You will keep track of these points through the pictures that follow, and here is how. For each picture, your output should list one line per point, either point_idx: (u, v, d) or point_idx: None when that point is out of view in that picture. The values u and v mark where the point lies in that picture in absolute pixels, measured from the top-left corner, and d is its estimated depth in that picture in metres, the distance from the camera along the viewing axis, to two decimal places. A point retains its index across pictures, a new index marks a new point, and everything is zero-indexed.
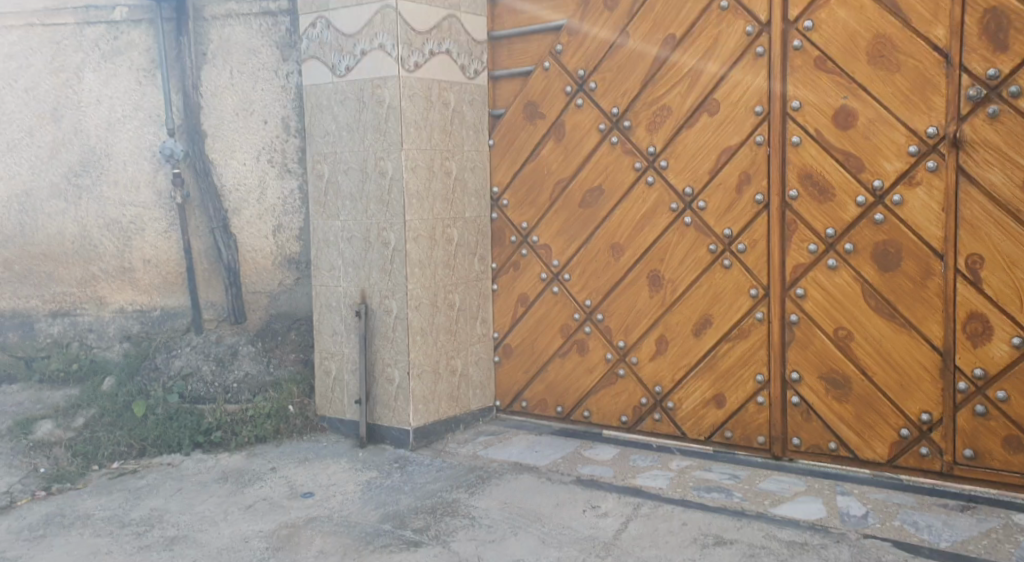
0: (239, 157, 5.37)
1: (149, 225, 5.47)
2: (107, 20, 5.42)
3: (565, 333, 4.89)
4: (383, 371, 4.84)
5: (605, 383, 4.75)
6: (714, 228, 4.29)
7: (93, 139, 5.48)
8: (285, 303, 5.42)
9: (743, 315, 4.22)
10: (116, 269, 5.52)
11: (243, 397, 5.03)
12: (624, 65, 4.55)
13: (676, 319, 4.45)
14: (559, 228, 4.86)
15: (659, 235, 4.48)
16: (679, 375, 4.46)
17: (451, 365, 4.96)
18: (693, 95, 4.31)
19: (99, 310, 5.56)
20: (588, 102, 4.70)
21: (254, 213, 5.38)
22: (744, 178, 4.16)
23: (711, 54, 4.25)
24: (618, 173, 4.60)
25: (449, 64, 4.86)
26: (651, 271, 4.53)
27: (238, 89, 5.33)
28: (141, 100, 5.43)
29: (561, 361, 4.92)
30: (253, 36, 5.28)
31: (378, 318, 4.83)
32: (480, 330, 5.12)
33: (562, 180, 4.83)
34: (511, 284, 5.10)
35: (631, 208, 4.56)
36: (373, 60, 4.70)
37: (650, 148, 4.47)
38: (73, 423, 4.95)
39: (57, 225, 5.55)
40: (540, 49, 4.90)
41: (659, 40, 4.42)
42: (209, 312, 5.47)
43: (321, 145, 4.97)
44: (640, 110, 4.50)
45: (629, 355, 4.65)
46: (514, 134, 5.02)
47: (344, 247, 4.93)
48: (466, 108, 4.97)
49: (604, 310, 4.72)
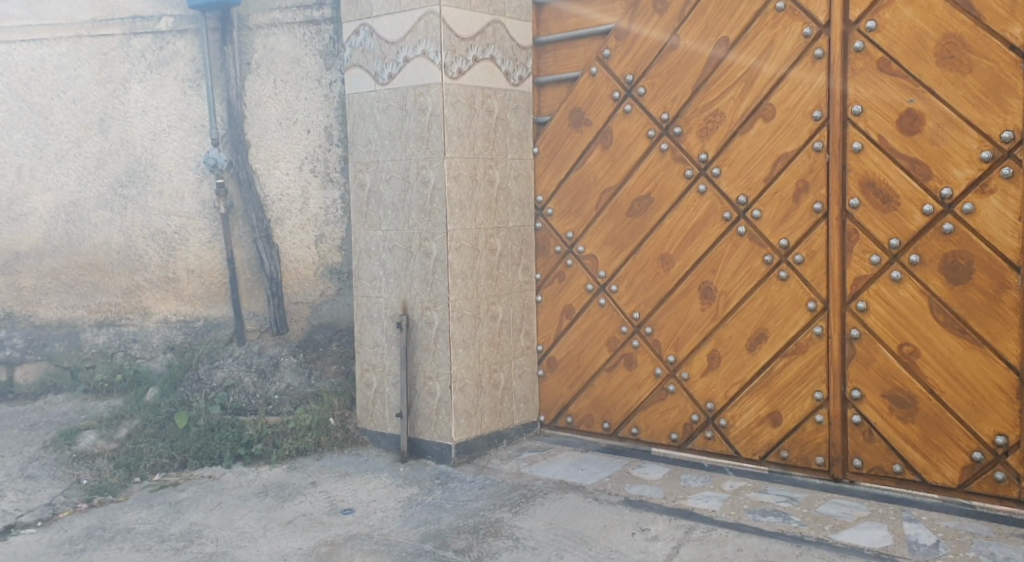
0: (282, 166, 5.32)
1: (193, 235, 5.44)
2: (154, 30, 5.42)
3: (612, 346, 4.74)
4: (424, 384, 4.73)
5: (654, 399, 4.59)
6: (769, 238, 4.11)
7: (138, 149, 5.46)
8: (327, 314, 5.36)
9: (801, 330, 4.03)
10: (161, 279, 5.50)
11: (284, 409, 4.95)
12: (674, 70, 4.40)
13: (729, 333, 4.28)
14: (606, 238, 4.71)
15: (711, 245, 4.32)
16: (732, 391, 4.29)
17: (495, 379, 4.83)
18: (748, 100, 4.15)
19: (144, 320, 5.53)
20: (637, 108, 4.56)
21: (296, 223, 5.33)
22: (802, 185, 3.98)
23: (766, 57, 4.08)
24: (668, 181, 4.45)
25: (493, 70, 4.76)
26: (703, 283, 4.36)
27: (281, 98, 5.29)
28: (186, 110, 5.40)
29: (608, 375, 4.76)
30: (297, 45, 5.24)
31: (420, 330, 4.73)
32: (524, 343, 4.99)
33: (609, 189, 4.68)
34: (556, 296, 4.97)
35: (682, 217, 4.41)
36: (416, 68, 4.61)
37: (702, 154, 4.31)
38: (116, 434, 4.92)
39: (103, 236, 5.54)
40: (587, 54, 4.77)
41: (711, 43, 4.27)
42: (251, 322, 5.42)
43: (363, 154, 4.89)
44: (691, 116, 4.35)
45: (679, 370, 4.48)
46: (560, 142, 4.89)
47: (386, 257, 4.84)
48: (510, 116, 4.86)
49: (653, 323, 4.56)
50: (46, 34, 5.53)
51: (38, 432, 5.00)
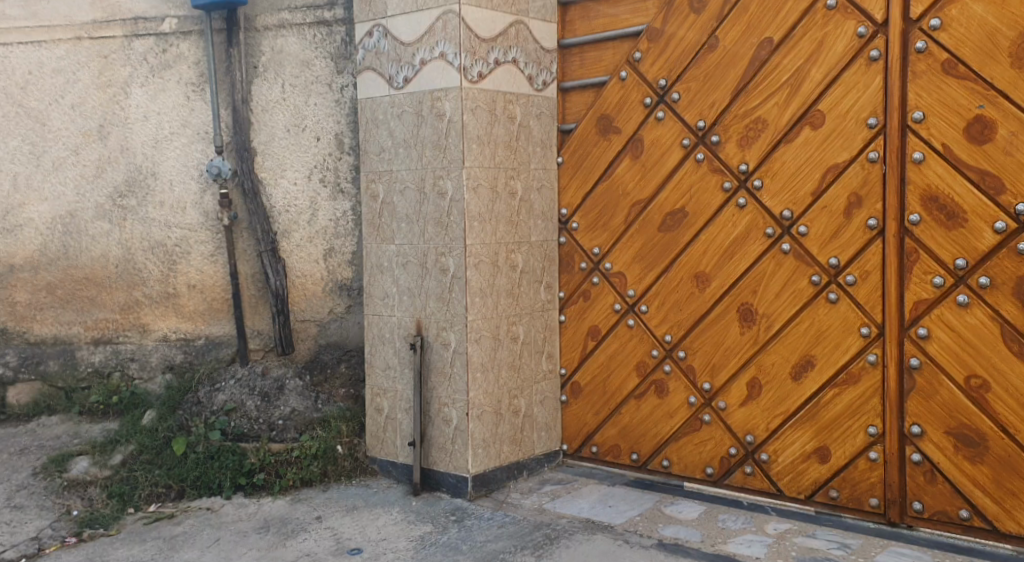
0: (289, 176, 5.01)
1: (194, 248, 5.13)
2: (157, 32, 5.10)
3: (641, 372, 4.39)
4: (439, 411, 4.39)
5: (687, 430, 4.24)
6: (817, 257, 3.78)
7: (139, 157, 5.14)
8: (335, 333, 5.04)
9: (853, 357, 3.69)
10: (161, 295, 5.19)
11: (289, 435, 4.61)
12: (712, 74, 4.07)
13: (772, 360, 3.94)
14: (636, 254, 4.37)
15: (751, 263, 3.98)
16: (775, 423, 3.95)
17: (515, 406, 4.49)
18: (793, 106, 3.82)
19: (142, 337, 5.22)
20: (670, 114, 4.22)
21: (304, 236, 5.02)
22: (854, 200, 3.65)
23: (815, 59, 3.75)
24: (704, 194, 4.11)
25: (515, 74, 4.44)
26: (742, 304, 4.02)
27: (290, 104, 4.99)
28: (189, 116, 5.09)
29: (636, 403, 4.41)
30: (306, 48, 4.94)
31: (435, 352, 4.39)
32: (546, 366, 4.65)
33: (640, 201, 4.34)
34: (580, 316, 4.63)
35: (718, 232, 4.07)
36: (434, 71, 4.29)
37: (742, 165, 3.98)
38: (110, 461, 4.59)
39: (101, 248, 5.22)
40: (616, 57, 4.44)
41: (753, 45, 3.93)
42: (255, 341, 5.11)
43: (376, 164, 4.58)
44: (729, 123, 4.02)
45: (715, 399, 4.14)
46: (586, 151, 4.56)
47: (399, 274, 4.52)
48: (533, 123, 4.54)
49: (687, 347, 4.21)
50: (44, 35, 5.20)
51: (28, 458, 4.69)
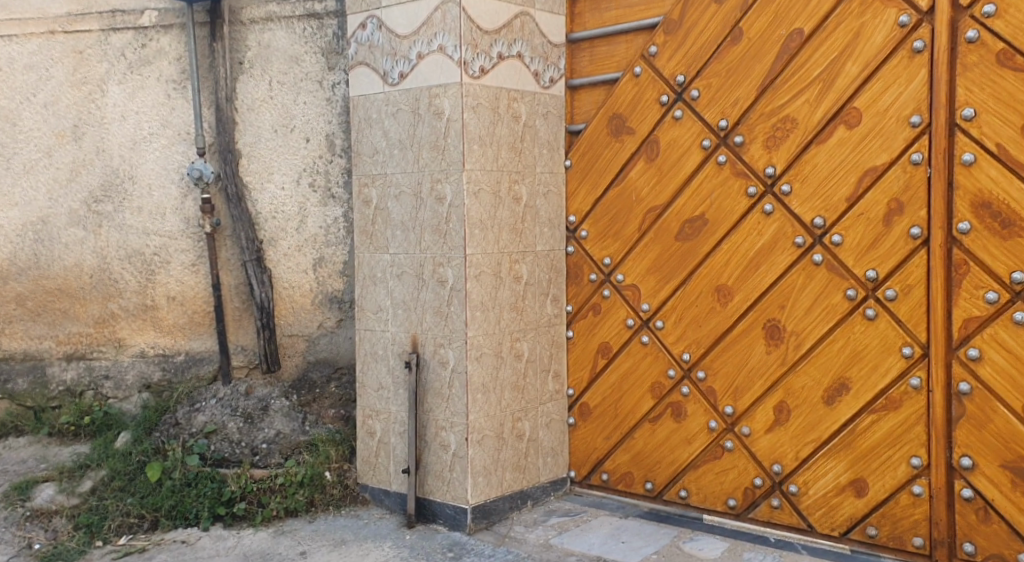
0: (277, 180, 4.67)
1: (174, 256, 4.77)
2: (136, 25, 4.76)
3: (656, 393, 4.03)
4: (435, 435, 4.04)
5: (707, 458, 3.88)
6: (853, 269, 3.43)
7: (116, 159, 4.79)
8: (325, 349, 4.68)
9: (893, 381, 3.34)
10: (138, 307, 4.83)
11: (273, 461, 4.26)
12: (735, 69, 3.73)
13: (802, 382, 3.59)
14: (650, 265, 4.02)
15: (779, 276, 3.64)
16: (805, 451, 3.59)
17: (519, 430, 4.14)
18: (826, 103, 3.48)
19: (118, 353, 4.86)
20: (688, 113, 3.88)
21: (292, 245, 4.67)
22: (894, 206, 3.31)
23: (850, 52, 3.40)
24: (726, 200, 3.77)
25: (520, 69, 4.10)
26: (769, 321, 3.67)
27: (278, 102, 4.64)
28: (170, 116, 4.74)
29: (651, 428, 4.06)
30: (296, 42, 4.60)
31: (433, 371, 4.04)
32: (552, 387, 4.30)
33: (655, 208, 3.99)
34: (590, 331, 4.27)
35: (743, 242, 3.73)
36: (432, 65, 3.95)
37: (768, 168, 3.64)
38: (78, 488, 4.24)
39: (75, 257, 4.86)
40: (629, 52, 4.10)
41: (781, 36, 3.59)
42: (239, 357, 4.74)
43: (369, 167, 4.23)
44: (754, 122, 3.68)
45: (738, 424, 3.79)
46: (596, 154, 4.21)
47: (394, 285, 4.16)
48: (539, 123, 4.20)
49: (707, 367, 3.87)
50: (15, 29, 4.85)
51: None
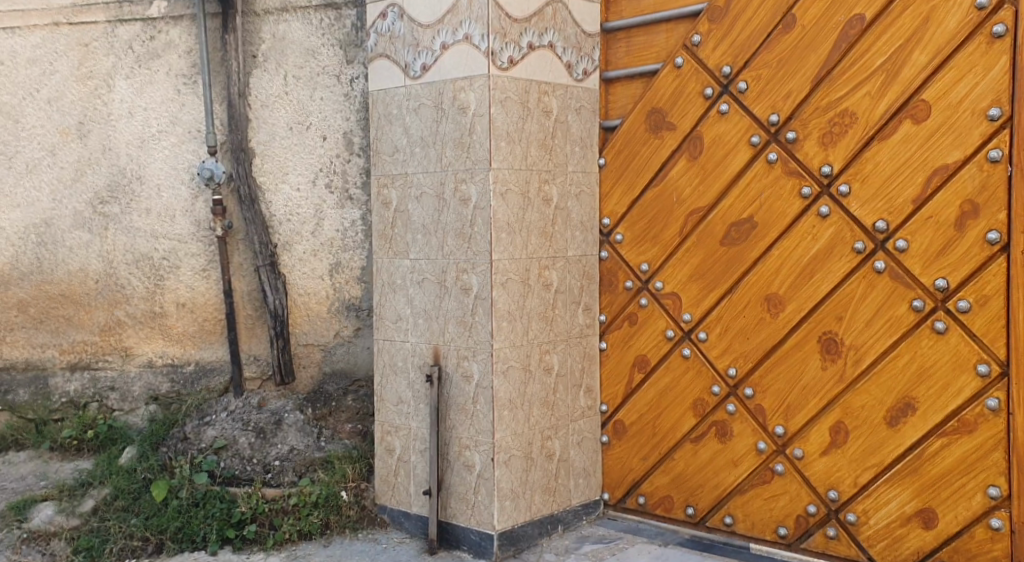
0: (291, 180, 4.40)
1: (184, 261, 4.52)
2: (144, 17, 4.51)
3: (699, 411, 3.73)
4: (459, 455, 3.75)
5: (755, 482, 3.58)
6: (919, 278, 3.11)
7: (123, 158, 4.55)
8: (342, 359, 4.41)
9: (966, 402, 3.02)
10: (146, 314, 4.58)
11: (286, 479, 4.00)
12: (788, 59, 3.43)
13: (861, 402, 3.27)
14: (692, 272, 3.72)
15: (836, 285, 3.33)
16: (865, 477, 3.27)
17: (548, 449, 3.85)
18: (890, 96, 3.16)
19: (124, 363, 4.61)
20: (735, 107, 3.58)
21: (308, 249, 4.40)
22: (968, 208, 3.00)
23: (919, 38, 3.09)
24: (777, 202, 3.47)
25: (552, 60, 3.81)
26: (824, 334, 3.36)
27: (293, 98, 4.38)
28: (180, 112, 4.48)
29: (692, 448, 3.76)
30: (312, 34, 4.34)
31: (456, 386, 3.76)
32: (584, 402, 4.01)
33: (698, 210, 3.70)
34: (625, 342, 3.98)
35: (796, 247, 3.43)
36: (458, 56, 3.67)
37: (824, 167, 3.33)
38: (79, 508, 4.01)
39: (80, 261, 4.62)
40: (669, 42, 3.80)
41: (839, 23, 3.28)
42: (251, 368, 4.48)
43: (389, 166, 3.95)
44: (809, 117, 3.38)
45: (790, 446, 3.48)
46: (633, 152, 3.91)
47: (414, 293, 3.89)
48: (571, 119, 3.91)
49: (755, 384, 3.57)
50: (17, 21, 4.62)
51: None
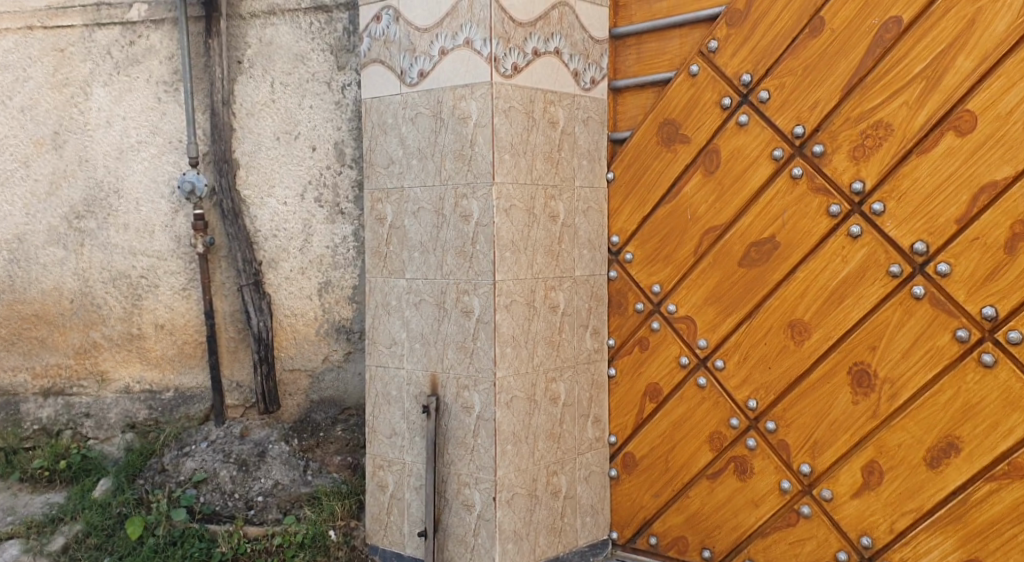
0: (278, 194, 4.13)
1: (163, 280, 4.23)
2: (123, 20, 4.23)
3: (716, 445, 3.45)
4: (457, 493, 3.47)
5: (778, 525, 3.30)
6: (964, 305, 2.86)
7: (100, 170, 4.26)
8: (331, 386, 4.13)
9: (1018, 443, 2.77)
10: (123, 336, 4.29)
11: (270, 517, 3.75)
12: (815, 66, 3.16)
13: (897, 439, 3.01)
14: (708, 295, 3.45)
15: (868, 311, 3.06)
16: (902, 523, 3.01)
17: (554, 485, 3.56)
18: (931, 105, 2.91)
19: (100, 388, 4.32)
20: (755, 118, 3.31)
21: (295, 267, 4.12)
22: (1020, 230, 2.75)
23: (963, 43, 2.84)
24: (803, 220, 3.20)
25: (558, 67, 3.54)
26: (856, 365, 3.09)
27: (280, 106, 4.10)
28: (160, 121, 4.21)
29: (709, 485, 3.48)
30: (301, 39, 4.07)
31: (454, 417, 3.47)
32: (592, 434, 3.72)
33: (715, 228, 3.42)
34: (635, 370, 3.69)
35: (823, 270, 3.15)
36: (458, 63, 3.40)
37: (855, 183, 3.07)
38: (48, 546, 3.75)
39: (54, 280, 4.33)
40: (684, 48, 3.53)
41: (873, 26, 3.03)
42: (234, 396, 4.19)
43: (384, 179, 3.67)
44: (838, 129, 3.11)
45: (817, 486, 3.21)
46: (643, 165, 3.64)
47: (410, 316, 3.60)
48: (579, 130, 3.64)
49: (778, 417, 3.29)
50: None
51: None
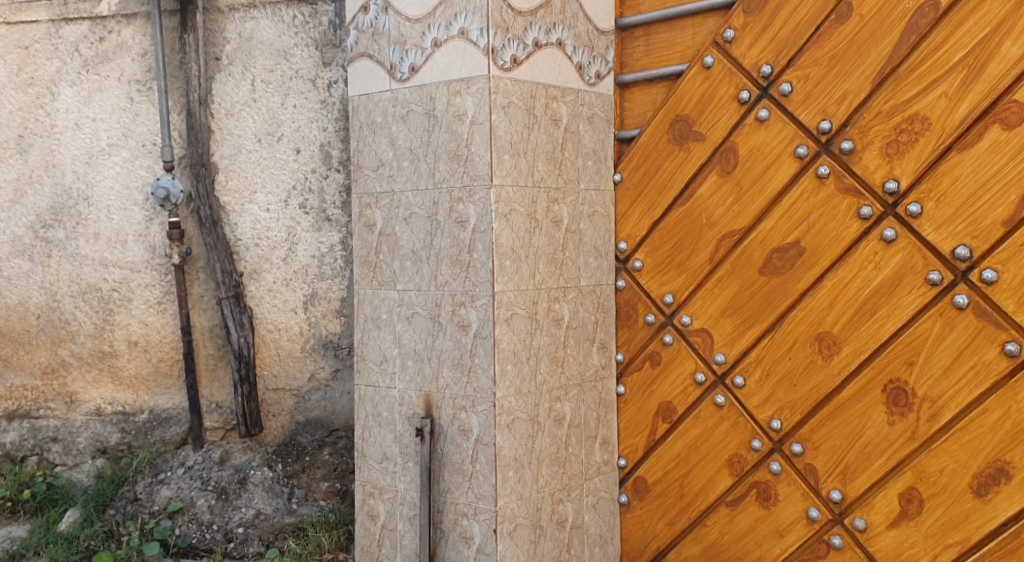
0: (260, 199, 3.84)
1: (137, 293, 3.94)
2: (92, 15, 3.95)
3: (736, 469, 3.17)
4: (454, 524, 3.19)
5: (807, 557, 3.02)
6: (1013, 316, 2.59)
7: (68, 176, 3.97)
8: (317, 407, 3.83)
9: None
10: (93, 354, 3.99)
11: (250, 550, 3.53)
12: (842, 55, 2.89)
13: (939, 464, 2.73)
14: (726, 306, 3.17)
15: (905, 323, 2.79)
16: (946, 557, 2.73)
17: (560, 514, 3.28)
18: (973, 96, 2.64)
19: (69, 410, 4.02)
20: (777, 113, 3.04)
21: (279, 278, 3.83)
22: None
23: (1009, 27, 2.58)
24: (830, 224, 2.92)
25: (560, 61, 3.27)
26: (891, 382, 2.81)
27: (261, 105, 3.82)
28: (133, 123, 3.92)
29: (728, 513, 3.19)
30: (283, 33, 3.79)
31: (451, 442, 3.19)
32: (600, 457, 3.44)
33: (733, 233, 3.15)
34: (646, 387, 3.41)
35: (854, 278, 2.88)
36: (452, 55, 3.12)
37: (889, 183, 2.79)
38: None
39: (19, 294, 4.04)
40: (696, 39, 3.26)
41: (907, 10, 2.76)
42: (214, 417, 3.89)
43: (373, 183, 3.39)
44: (868, 123, 2.84)
45: (849, 516, 2.93)
46: (653, 166, 3.36)
47: (402, 331, 3.32)
48: (583, 128, 3.36)
49: (805, 439, 3.01)
50: None
51: None
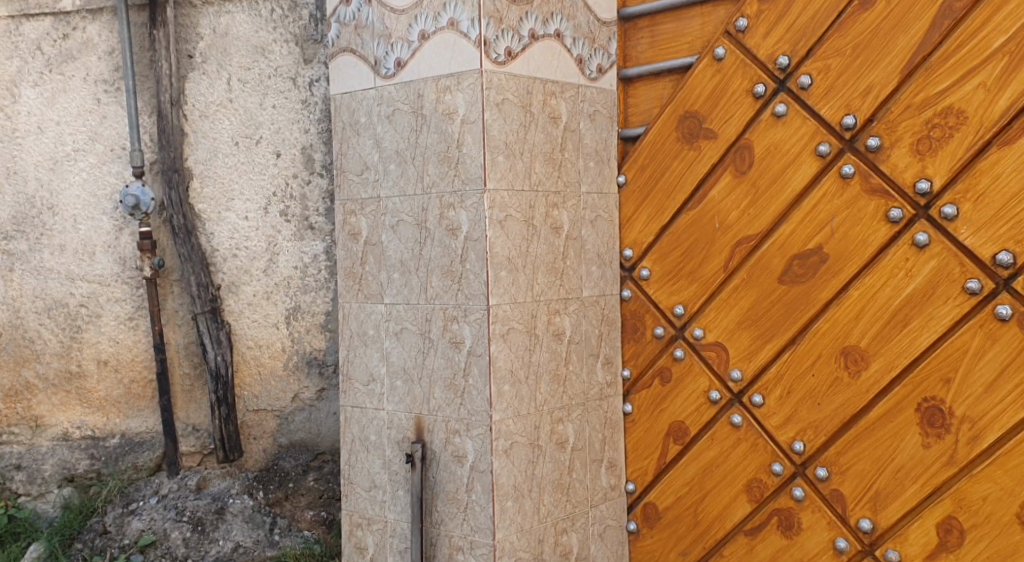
0: (237, 207, 3.58)
1: (106, 308, 3.67)
2: (55, 10, 3.68)
3: (755, 495, 2.92)
4: (449, 558, 2.93)
5: None
6: None
7: (30, 184, 3.71)
8: (301, 429, 3.57)
9: None
10: (60, 375, 3.73)
11: None
12: (867, 43, 2.64)
13: (981, 492, 2.48)
14: (742, 318, 2.92)
15: (941, 336, 2.54)
16: None
17: (563, 545, 3.03)
18: (1015, 87, 2.40)
19: (34, 435, 3.76)
20: (795, 107, 2.79)
21: (259, 291, 3.57)
22: None
23: None
24: (856, 228, 2.67)
25: (559, 53, 3.02)
26: (926, 401, 2.56)
27: (238, 106, 3.56)
28: (100, 126, 3.66)
29: (747, 543, 2.94)
30: (261, 28, 3.53)
31: (443, 469, 2.93)
32: (606, 481, 3.18)
33: (749, 239, 2.89)
34: (655, 406, 3.16)
35: (883, 287, 2.63)
36: (441, 48, 2.87)
37: (921, 183, 2.54)
38: None
39: None
40: (706, 30, 3.01)
41: None
42: (190, 441, 3.63)
43: (357, 188, 3.14)
44: (897, 118, 2.59)
45: (880, 547, 2.68)
46: (661, 166, 3.11)
47: (390, 348, 3.06)
48: (584, 127, 3.11)
49: (830, 463, 2.76)
50: None
51: None
